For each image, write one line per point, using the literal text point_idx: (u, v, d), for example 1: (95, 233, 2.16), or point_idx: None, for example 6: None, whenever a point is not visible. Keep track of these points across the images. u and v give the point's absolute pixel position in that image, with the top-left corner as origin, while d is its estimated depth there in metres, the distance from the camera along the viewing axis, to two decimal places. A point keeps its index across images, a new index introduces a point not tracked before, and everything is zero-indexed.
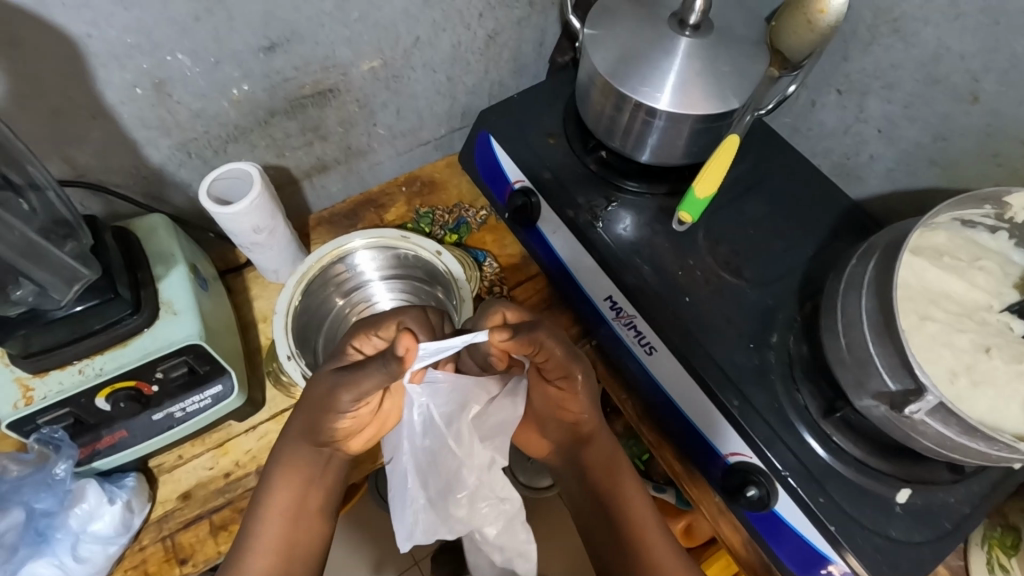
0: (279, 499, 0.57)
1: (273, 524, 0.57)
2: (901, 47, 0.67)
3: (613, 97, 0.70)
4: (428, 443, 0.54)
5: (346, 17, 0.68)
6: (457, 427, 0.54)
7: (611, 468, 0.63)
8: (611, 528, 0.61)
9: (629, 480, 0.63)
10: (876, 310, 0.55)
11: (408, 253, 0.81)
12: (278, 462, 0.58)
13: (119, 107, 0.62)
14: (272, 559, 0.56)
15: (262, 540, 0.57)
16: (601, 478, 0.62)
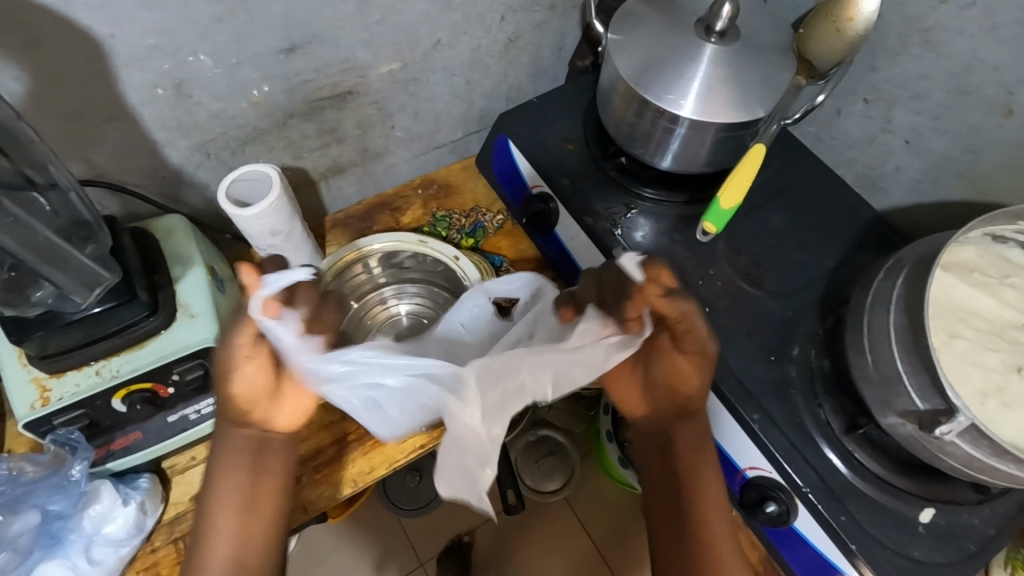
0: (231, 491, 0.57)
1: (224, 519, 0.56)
2: (931, 58, 0.65)
3: (635, 103, 0.69)
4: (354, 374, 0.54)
5: (367, 19, 0.67)
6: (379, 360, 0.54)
7: (699, 448, 0.61)
8: (679, 518, 0.60)
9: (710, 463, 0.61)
10: (905, 327, 0.54)
11: (426, 258, 0.80)
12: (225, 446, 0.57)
13: (139, 108, 0.62)
14: (232, 544, 0.56)
15: (218, 535, 0.56)
16: (682, 462, 0.61)
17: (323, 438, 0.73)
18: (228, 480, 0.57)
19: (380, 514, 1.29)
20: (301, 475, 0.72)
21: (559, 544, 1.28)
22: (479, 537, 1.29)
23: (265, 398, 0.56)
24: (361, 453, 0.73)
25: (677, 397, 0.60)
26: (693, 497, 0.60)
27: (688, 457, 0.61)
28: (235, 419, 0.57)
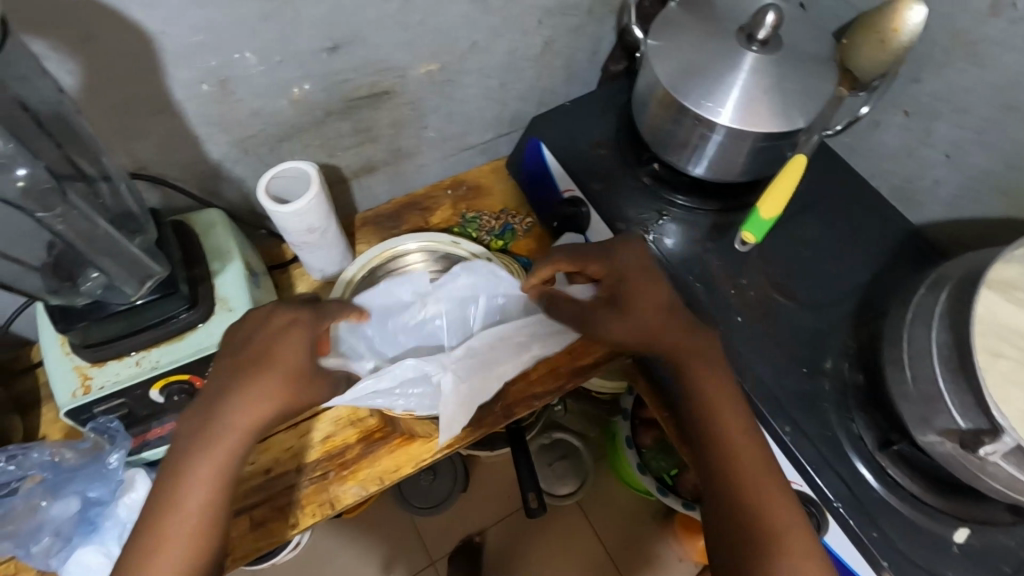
0: (204, 477, 0.53)
1: (195, 501, 0.52)
2: (977, 72, 0.64)
3: (673, 110, 0.69)
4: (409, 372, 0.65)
5: (408, 20, 0.68)
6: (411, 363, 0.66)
7: (723, 393, 0.61)
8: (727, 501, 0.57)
9: (734, 409, 0.61)
10: (948, 344, 0.53)
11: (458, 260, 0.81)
12: (207, 433, 0.54)
13: (184, 103, 0.63)
14: (197, 535, 0.52)
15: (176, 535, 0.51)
16: (705, 408, 0.61)
17: (350, 435, 0.74)
18: (203, 464, 0.53)
19: (391, 511, 1.30)
20: (328, 471, 0.72)
21: (575, 544, 1.28)
22: (491, 535, 1.29)
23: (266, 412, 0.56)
24: (387, 452, 0.73)
25: (679, 341, 0.63)
26: (730, 453, 0.59)
27: (716, 412, 0.60)
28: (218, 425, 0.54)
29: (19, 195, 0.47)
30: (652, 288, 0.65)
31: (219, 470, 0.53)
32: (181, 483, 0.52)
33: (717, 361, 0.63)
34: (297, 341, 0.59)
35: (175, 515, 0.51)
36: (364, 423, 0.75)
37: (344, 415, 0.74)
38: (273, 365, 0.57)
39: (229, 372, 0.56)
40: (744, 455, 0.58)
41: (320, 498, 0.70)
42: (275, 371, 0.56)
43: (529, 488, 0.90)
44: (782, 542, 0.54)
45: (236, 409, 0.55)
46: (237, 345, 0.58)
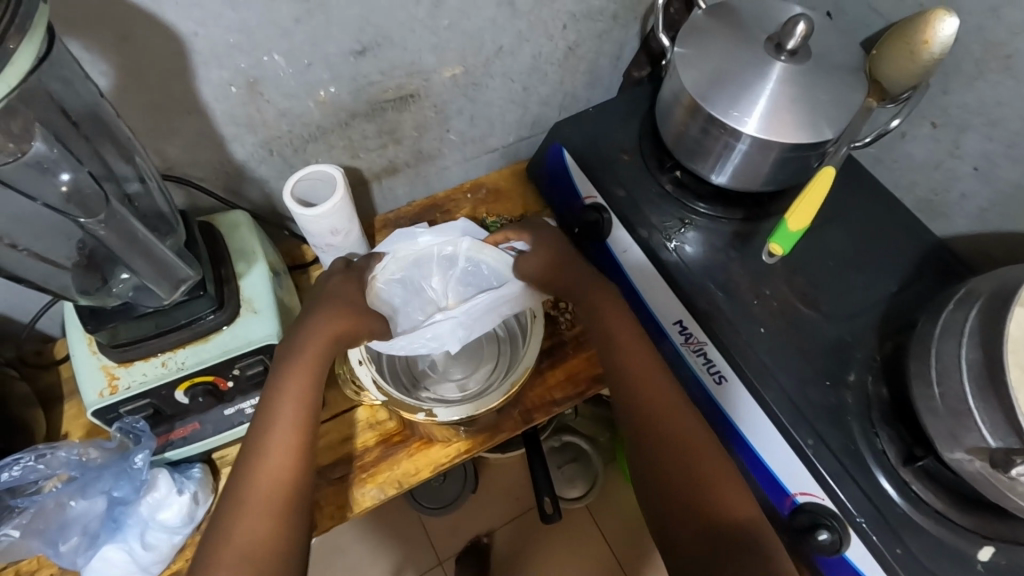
0: (289, 412, 0.57)
1: (280, 433, 0.56)
2: (1011, 84, 0.63)
3: (699, 118, 0.68)
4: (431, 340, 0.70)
5: (436, 24, 0.68)
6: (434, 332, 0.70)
7: (655, 393, 0.60)
8: (684, 495, 0.54)
9: (672, 405, 0.60)
10: (977, 361, 0.53)
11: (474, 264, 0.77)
12: (288, 372, 0.59)
13: (212, 104, 0.63)
14: (293, 436, 0.56)
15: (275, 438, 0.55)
16: (642, 395, 0.60)
17: (370, 437, 0.74)
18: (287, 398, 0.57)
19: (401, 510, 1.30)
20: (347, 473, 0.72)
21: (575, 551, 1.27)
22: (499, 538, 1.29)
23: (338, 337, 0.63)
24: (406, 455, 0.73)
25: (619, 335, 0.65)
26: (681, 453, 0.56)
27: (654, 411, 0.59)
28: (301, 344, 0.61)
29: (62, 200, 0.49)
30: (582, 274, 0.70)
31: (312, 380, 0.59)
32: (270, 420, 0.56)
33: (636, 336, 0.65)
34: (350, 300, 0.67)
35: (269, 444, 0.55)
36: (382, 425, 0.75)
37: (364, 418, 0.75)
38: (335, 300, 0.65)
39: (296, 326, 0.62)
40: (698, 453, 0.56)
41: (339, 500, 0.71)
42: (331, 315, 0.64)
43: (544, 492, 0.90)
44: (744, 522, 0.52)
45: (309, 352, 0.60)
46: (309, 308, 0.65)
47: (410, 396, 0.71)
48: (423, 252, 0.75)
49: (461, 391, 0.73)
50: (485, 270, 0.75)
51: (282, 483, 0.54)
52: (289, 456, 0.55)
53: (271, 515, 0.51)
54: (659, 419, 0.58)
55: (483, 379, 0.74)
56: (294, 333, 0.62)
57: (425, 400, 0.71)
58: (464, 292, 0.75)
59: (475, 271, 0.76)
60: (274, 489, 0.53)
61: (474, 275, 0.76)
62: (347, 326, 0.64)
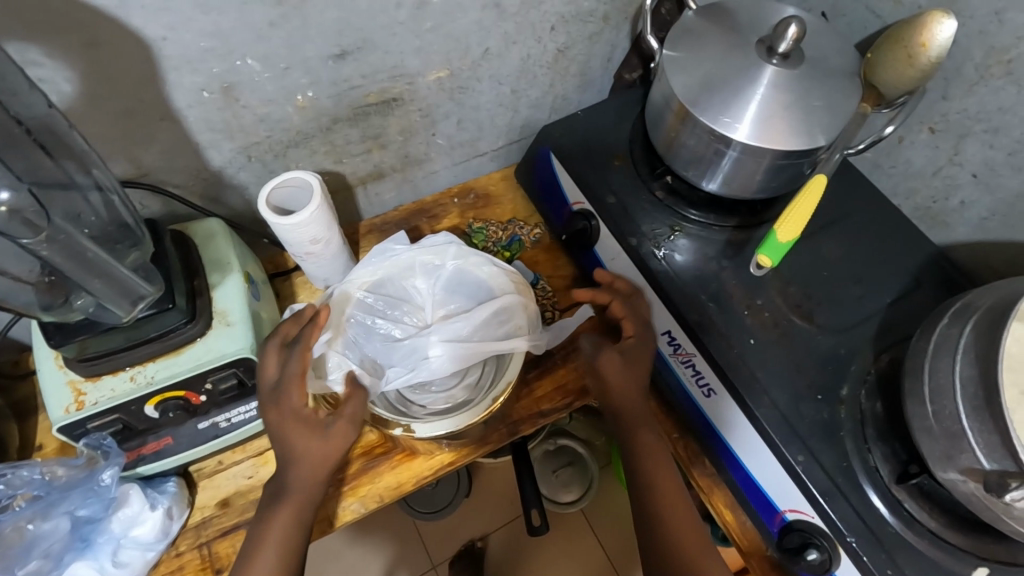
0: (278, 533, 0.59)
1: (268, 555, 0.58)
2: (1013, 90, 0.61)
3: (690, 124, 0.66)
4: (426, 367, 0.67)
5: (419, 27, 0.66)
6: (428, 360, 0.67)
7: (674, 493, 0.64)
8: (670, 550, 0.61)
9: (684, 514, 0.63)
10: (973, 380, 0.51)
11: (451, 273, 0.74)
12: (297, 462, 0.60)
13: (186, 110, 0.61)
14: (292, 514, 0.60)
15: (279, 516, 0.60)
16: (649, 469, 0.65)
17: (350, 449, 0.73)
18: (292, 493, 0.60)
19: (394, 513, 1.29)
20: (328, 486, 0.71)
21: (570, 556, 1.26)
22: (492, 541, 1.28)
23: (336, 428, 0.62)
24: (389, 468, 0.72)
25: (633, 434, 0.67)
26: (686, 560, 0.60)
27: (666, 516, 0.63)
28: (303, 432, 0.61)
29: (3, 220, 0.45)
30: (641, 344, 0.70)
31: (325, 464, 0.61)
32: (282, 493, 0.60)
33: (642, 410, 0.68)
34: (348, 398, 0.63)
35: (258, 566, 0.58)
36: (366, 437, 0.73)
37: None
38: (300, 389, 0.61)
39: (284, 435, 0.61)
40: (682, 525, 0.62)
41: (320, 514, 0.70)
42: (311, 436, 0.60)
43: (532, 504, 0.89)
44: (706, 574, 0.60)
45: (300, 477, 0.61)
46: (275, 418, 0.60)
47: (386, 407, 0.68)
48: (400, 266, 0.73)
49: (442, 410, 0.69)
50: (478, 277, 0.73)
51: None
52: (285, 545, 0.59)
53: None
54: (664, 528, 0.62)
55: (469, 394, 0.69)
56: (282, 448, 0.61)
57: (406, 412, 0.68)
58: (448, 306, 0.72)
59: (459, 280, 0.73)
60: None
61: (459, 286, 0.73)
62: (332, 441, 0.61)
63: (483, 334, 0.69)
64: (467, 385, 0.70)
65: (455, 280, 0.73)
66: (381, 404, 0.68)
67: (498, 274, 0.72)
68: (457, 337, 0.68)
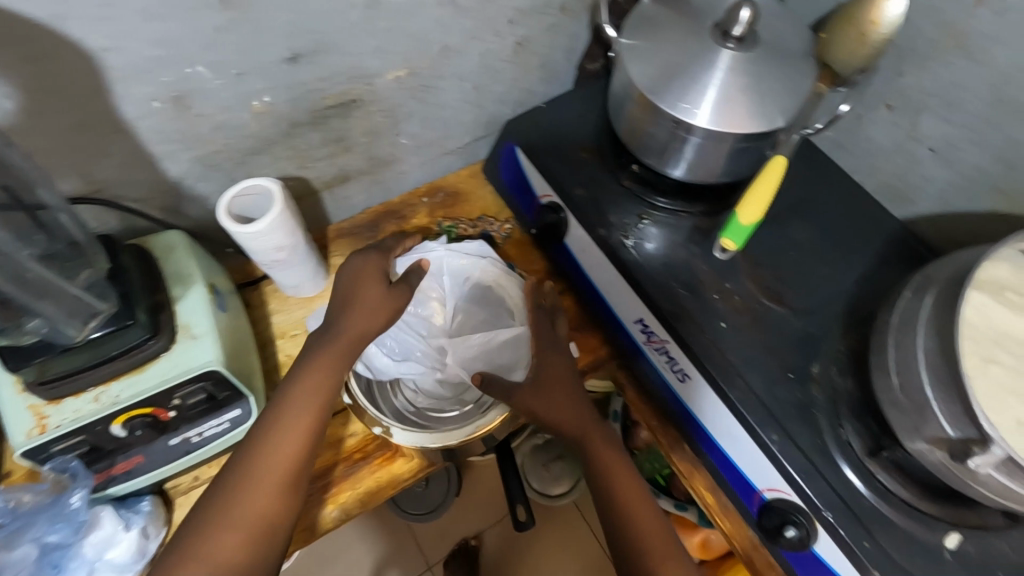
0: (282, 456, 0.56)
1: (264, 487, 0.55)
2: (964, 65, 0.62)
3: (651, 112, 0.66)
4: (437, 372, 0.74)
5: (374, 26, 0.65)
6: (441, 366, 0.74)
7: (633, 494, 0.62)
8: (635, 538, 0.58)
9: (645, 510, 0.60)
10: (935, 352, 0.52)
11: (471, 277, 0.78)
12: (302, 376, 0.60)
13: (137, 121, 0.59)
14: (298, 439, 0.57)
15: (278, 440, 0.57)
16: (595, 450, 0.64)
17: (331, 455, 0.72)
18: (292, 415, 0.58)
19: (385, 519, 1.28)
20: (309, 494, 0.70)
21: (565, 549, 1.26)
22: (486, 540, 1.28)
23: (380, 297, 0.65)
24: (369, 472, 0.72)
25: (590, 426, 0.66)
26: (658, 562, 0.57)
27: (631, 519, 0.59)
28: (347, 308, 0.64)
29: None
30: (563, 378, 0.67)
31: (328, 383, 0.60)
32: (280, 419, 0.58)
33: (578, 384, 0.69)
34: (340, 355, 0.62)
35: (214, 546, 0.51)
36: (349, 443, 0.73)
37: (326, 435, 0.73)
38: (360, 279, 0.65)
39: (265, 417, 0.58)
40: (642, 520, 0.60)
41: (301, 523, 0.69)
42: (380, 285, 0.66)
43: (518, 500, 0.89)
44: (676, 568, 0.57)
45: (329, 355, 0.61)
46: (357, 263, 0.67)
47: (373, 403, 0.70)
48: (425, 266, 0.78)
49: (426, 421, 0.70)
50: (500, 294, 0.77)
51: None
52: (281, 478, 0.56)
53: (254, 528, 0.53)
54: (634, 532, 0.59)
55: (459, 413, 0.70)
56: (336, 307, 0.65)
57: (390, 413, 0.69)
58: (466, 317, 0.77)
59: (480, 294, 0.78)
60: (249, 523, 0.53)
61: (479, 296, 0.78)
62: (382, 313, 0.64)
63: (492, 355, 0.74)
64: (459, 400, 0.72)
65: (476, 289, 0.78)
66: (369, 398, 0.70)
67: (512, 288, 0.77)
68: (470, 353, 0.75)
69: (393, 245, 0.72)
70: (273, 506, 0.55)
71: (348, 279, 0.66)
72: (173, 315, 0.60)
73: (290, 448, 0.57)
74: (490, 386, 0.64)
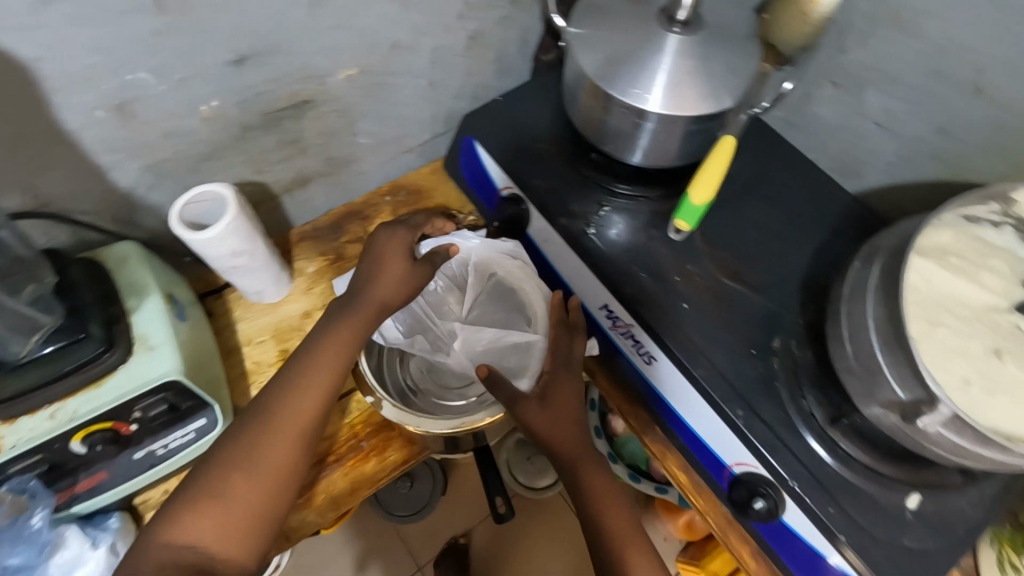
0: (285, 441, 0.58)
1: (260, 469, 0.57)
2: (900, 39, 0.64)
3: (603, 100, 0.67)
4: (439, 356, 0.72)
5: (320, 24, 0.64)
6: (445, 348, 0.73)
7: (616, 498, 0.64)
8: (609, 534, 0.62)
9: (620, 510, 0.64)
10: (884, 318, 0.53)
11: (501, 274, 0.75)
12: (307, 360, 0.61)
13: (80, 132, 0.58)
14: (305, 419, 0.59)
15: (281, 421, 0.59)
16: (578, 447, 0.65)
17: None
18: (298, 397, 0.59)
19: (372, 523, 1.27)
20: None
21: (554, 540, 1.27)
22: (475, 537, 1.28)
23: (405, 272, 0.66)
24: (342, 474, 0.72)
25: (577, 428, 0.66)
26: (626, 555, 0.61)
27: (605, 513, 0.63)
28: (371, 284, 0.65)
29: None
30: (570, 398, 0.66)
31: (338, 363, 0.61)
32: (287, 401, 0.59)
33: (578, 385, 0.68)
34: (355, 333, 0.63)
35: (215, 513, 0.55)
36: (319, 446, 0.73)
37: None
38: (385, 254, 0.66)
39: (274, 391, 0.60)
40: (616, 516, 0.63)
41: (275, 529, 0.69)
42: (404, 261, 0.67)
43: (496, 493, 0.91)
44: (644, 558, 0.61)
45: (338, 332, 0.63)
46: (384, 237, 0.68)
47: (378, 377, 0.71)
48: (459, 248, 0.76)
49: (417, 407, 0.71)
50: (521, 299, 0.74)
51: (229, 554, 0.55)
52: (284, 460, 0.58)
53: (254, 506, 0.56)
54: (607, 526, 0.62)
55: (457, 408, 0.71)
56: (361, 278, 0.66)
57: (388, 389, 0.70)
58: (483, 312, 0.75)
59: (502, 292, 0.76)
60: (249, 503, 0.56)
61: (504, 296, 0.75)
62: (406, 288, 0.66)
63: (499, 357, 0.71)
64: (459, 393, 0.73)
65: (502, 287, 0.75)
66: (376, 372, 0.71)
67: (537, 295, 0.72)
68: (479, 346, 0.71)
69: (421, 223, 0.73)
70: (275, 481, 0.58)
71: (372, 253, 0.67)
72: (129, 328, 0.59)
73: (296, 428, 0.59)
74: (497, 388, 0.63)
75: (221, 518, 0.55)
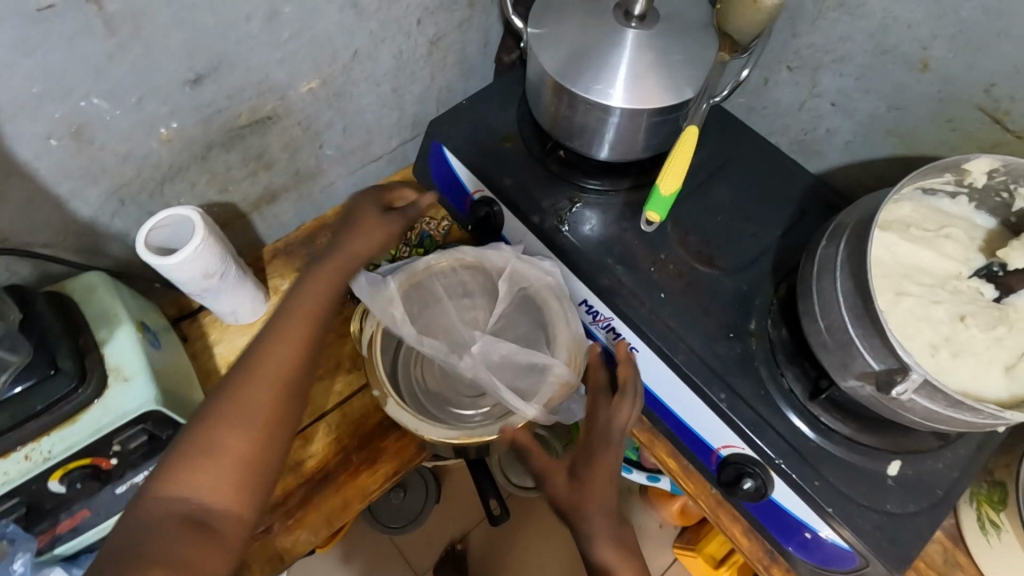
0: (266, 391, 0.56)
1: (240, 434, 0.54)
2: (848, 20, 0.66)
3: (566, 97, 0.67)
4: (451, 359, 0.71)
5: (276, 38, 0.63)
6: (458, 351, 0.72)
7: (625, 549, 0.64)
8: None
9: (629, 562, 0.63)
10: (852, 292, 0.55)
11: (530, 288, 0.74)
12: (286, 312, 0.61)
13: (34, 162, 0.57)
14: (286, 373, 0.58)
15: (261, 376, 0.57)
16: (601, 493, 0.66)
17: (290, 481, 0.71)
18: (274, 351, 0.58)
19: (369, 539, 1.26)
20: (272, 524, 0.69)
21: (552, 535, 1.27)
22: (473, 540, 1.28)
23: (378, 225, 0.69)
24: (335, 490, 0.72)
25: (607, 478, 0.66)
26: None
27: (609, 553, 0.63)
28: (348, 235, 0.68)
29: None
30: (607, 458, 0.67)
31: (314, 312, 0.62)
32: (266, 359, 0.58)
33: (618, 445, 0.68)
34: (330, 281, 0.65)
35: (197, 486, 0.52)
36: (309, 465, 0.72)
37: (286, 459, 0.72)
38: (360, 209, 0.70)
39: (257, 345, 0.59)
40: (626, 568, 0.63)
41: (268, 552, 0.69)
42: (376, 213, 0.70)
43: (491, 495, 0.91)
44: None
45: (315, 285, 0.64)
46: (358, 195, 0.72)
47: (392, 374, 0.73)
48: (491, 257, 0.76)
49: (429, 412, 0.71)
50: (545, 317, 0.74)
51: (224, 506, 0.53)
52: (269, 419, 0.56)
53: (240, 473, 0.54)
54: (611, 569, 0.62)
55: (467, 418, 0.71)
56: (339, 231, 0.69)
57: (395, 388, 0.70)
58: (509, 325, 0.76)
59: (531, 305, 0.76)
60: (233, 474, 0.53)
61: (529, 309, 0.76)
62: (373, 245, 0.69)
63: (515, 374, 0.70)
64: (472, 402, 0.73)
65: (529, 300, 0.75)
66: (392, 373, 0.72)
67: (554, 311, 0.73)
68: (497, 354, 0.71)
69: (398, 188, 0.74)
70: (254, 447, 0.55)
71: (347, 214, 0.71)
72: (101, 359, 0.58)
73: (276, 385, 0.57)
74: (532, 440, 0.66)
75: (218, 467, 0.53)
